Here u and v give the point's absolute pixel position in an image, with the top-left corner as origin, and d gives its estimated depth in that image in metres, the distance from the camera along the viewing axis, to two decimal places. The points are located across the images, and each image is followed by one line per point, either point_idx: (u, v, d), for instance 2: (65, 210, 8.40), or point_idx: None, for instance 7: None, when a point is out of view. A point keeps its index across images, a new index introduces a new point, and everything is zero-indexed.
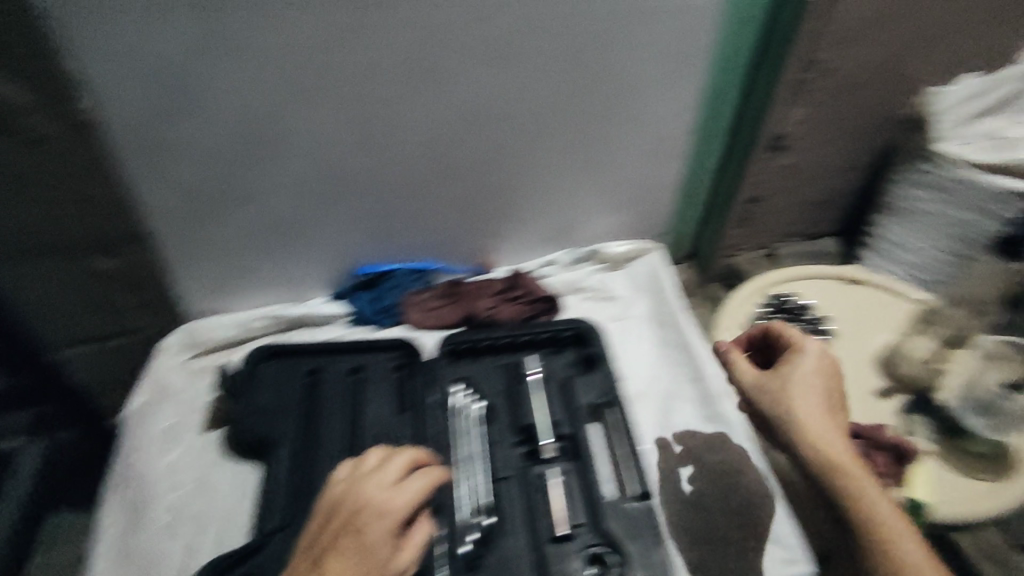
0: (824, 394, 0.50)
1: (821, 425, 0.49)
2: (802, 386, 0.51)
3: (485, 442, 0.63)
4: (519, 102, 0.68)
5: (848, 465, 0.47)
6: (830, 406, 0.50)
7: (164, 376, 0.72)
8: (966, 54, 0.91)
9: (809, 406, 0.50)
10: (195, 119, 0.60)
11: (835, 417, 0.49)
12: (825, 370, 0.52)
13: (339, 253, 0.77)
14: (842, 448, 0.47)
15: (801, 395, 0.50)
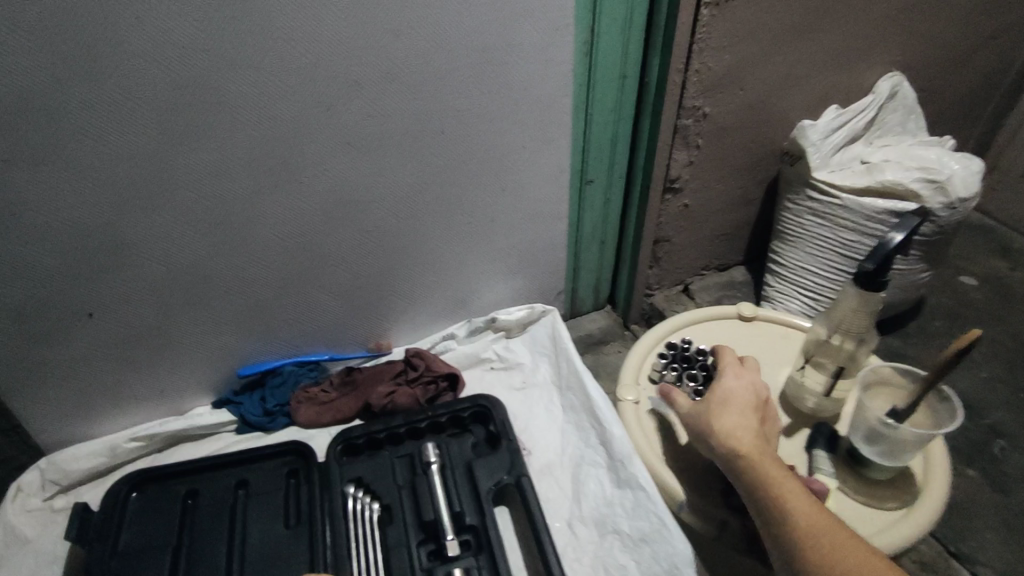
0: (743, 403, 0.57)
1: (741, 427, 0.54)
2: (726, 399, 0.57)
3: (382, 549, 0.58)
4: (388, 182, 0.67)
5: (769, 460, 0.52)
6: (755, 415, 0.56)
7: (16, 524, 0.63)
8: (808, 96, 1.01)
9: (731, 416, 0.55)
10: (22, 238, 0.55)
11: (753, 420, 0.55)
12: (750, 386, 0.59)
13: (218, 355, 0.72)
14: (758, 444, 0.53)
15: (727, 408, 0.56)
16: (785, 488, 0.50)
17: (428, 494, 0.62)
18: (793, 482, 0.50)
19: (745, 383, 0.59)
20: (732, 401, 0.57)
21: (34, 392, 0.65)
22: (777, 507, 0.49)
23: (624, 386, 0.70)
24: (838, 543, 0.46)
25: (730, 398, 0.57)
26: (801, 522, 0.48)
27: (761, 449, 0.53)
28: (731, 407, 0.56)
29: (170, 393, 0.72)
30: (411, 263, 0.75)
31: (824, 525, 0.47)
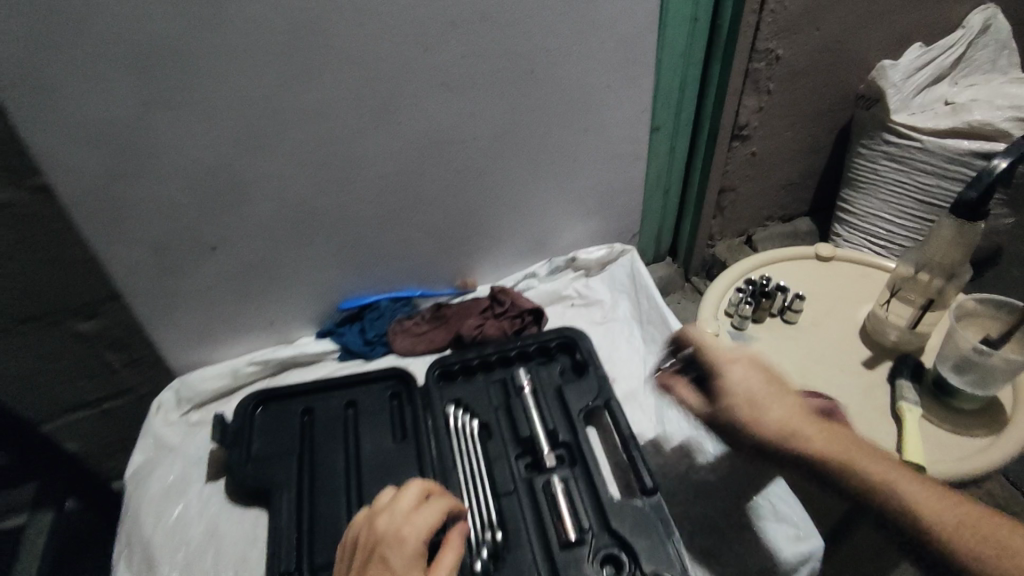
0: (765, 397, 0.47)
1: (789, 427, 0.45)
2: (748, 399, 0.47)
3: (484, 459, 0.64)
4: (475, 125, 0.70)
5: (851, 456, 0.44)
6: (781, 395, 0.47)
7: (160, 434, 0.71)
8: (890, 33, 0.98)
9: (775, 416, 0.46)
10: (154, 175, 0.60)
11: (791, 409, 0.46)
12: (757, 369, 0.49)
13: (320, 290, 0.77)
14: (823, 441, 0.44)
15: (760, 409, 0.46)
16: (900, 487, 0.42)
17: (523, 414, 0.67)
18: (899, 478, 0.42)
19: (749, 368, 0.49)
20: (756, 397, 0.47)
21: (164, 320, 0.72)
22: (895, 511, 0.42)
23: (704, 320, 0.76)
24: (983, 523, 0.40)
25: (752, 396, 0.47)
26: (937, 525, 0.41)
27: (830, 442, 0.44)
28: (767, 407, 0.46)
29: (279, 324, 0.79)
30: (496, 203, 0.79)
31: (949, 511, 0.41)
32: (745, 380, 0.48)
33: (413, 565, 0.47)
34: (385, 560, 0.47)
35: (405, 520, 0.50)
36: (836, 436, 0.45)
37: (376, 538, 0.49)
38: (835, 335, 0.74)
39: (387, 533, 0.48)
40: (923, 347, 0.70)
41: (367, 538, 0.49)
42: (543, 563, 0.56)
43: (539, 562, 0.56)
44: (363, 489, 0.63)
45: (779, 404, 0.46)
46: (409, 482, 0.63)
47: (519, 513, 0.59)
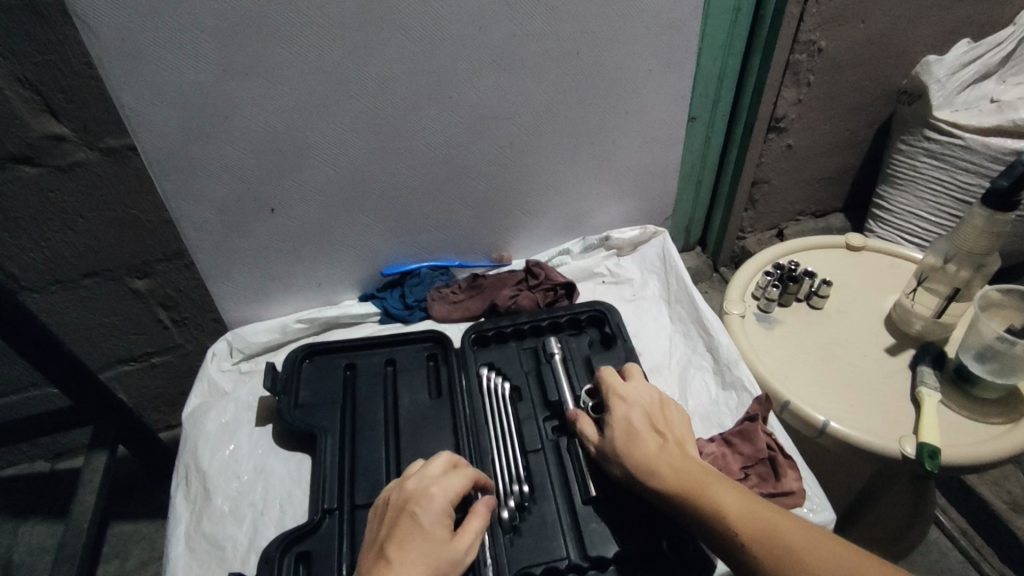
0: (638, 426, 0.57)
1: (646, 453, 0.54)
2: (622, 427, 0.57)
3: (515, 419, 0.68)
4: (522, 104, 0.73)
5: (694, 483, 0.51)
6: (652, 432, 0.56)
7: (216, 380, 0.76)
8: (937, 29, 0.98)
9: (640, 443, 0.55)
10: (222, 138, 0.65)
11: (658, 441, 0.56)
12: (640, 403, 0.59)
13: (366, 255, 0.82)
14: (678, 469, 0.52)
15: (630, 436, 0.56)
16: (729, 509, 0.48)
17: (552, 379, 0.70)
18: (731, 503, 0.49)
19: (633, 401, 0.59)
20: (631, 426, 0.57)
21: (222, 275, 0.77)
22: (724, 533, 0.48)
23: (731, 301, 0.80)
24: (805, 544, 0.45)
25: (626, 424, 0.57)
26: (756, 546, 0.46)
27: (679, 473, 0.52)
28: (639, 437, 0.55)
29: (326, 287, 0.84)
30: (535, 180, 0.82)
31: (774, 525, 0.47)
32: (624, 411, 0.58)
33: (441, 522, 0.51)
34: (414, 515, 0.51)
35: (433, 483, 0.53)
36: (686, 465, 0.53)
37: (405, 497, 0.53)
38: (859, 324, 0.76)
39: (418, 492, 0.52)
40: (947, 337, 0.72)
41: (398, 497, 0.53)
42: (566, 516, 0.60)
43: (562, 514, 0.60)
44: (400, 439, 0.67)
45: (649, 432, 0.56)
46: (443, 435, 0.67)
47: (546, 468, 0.63)
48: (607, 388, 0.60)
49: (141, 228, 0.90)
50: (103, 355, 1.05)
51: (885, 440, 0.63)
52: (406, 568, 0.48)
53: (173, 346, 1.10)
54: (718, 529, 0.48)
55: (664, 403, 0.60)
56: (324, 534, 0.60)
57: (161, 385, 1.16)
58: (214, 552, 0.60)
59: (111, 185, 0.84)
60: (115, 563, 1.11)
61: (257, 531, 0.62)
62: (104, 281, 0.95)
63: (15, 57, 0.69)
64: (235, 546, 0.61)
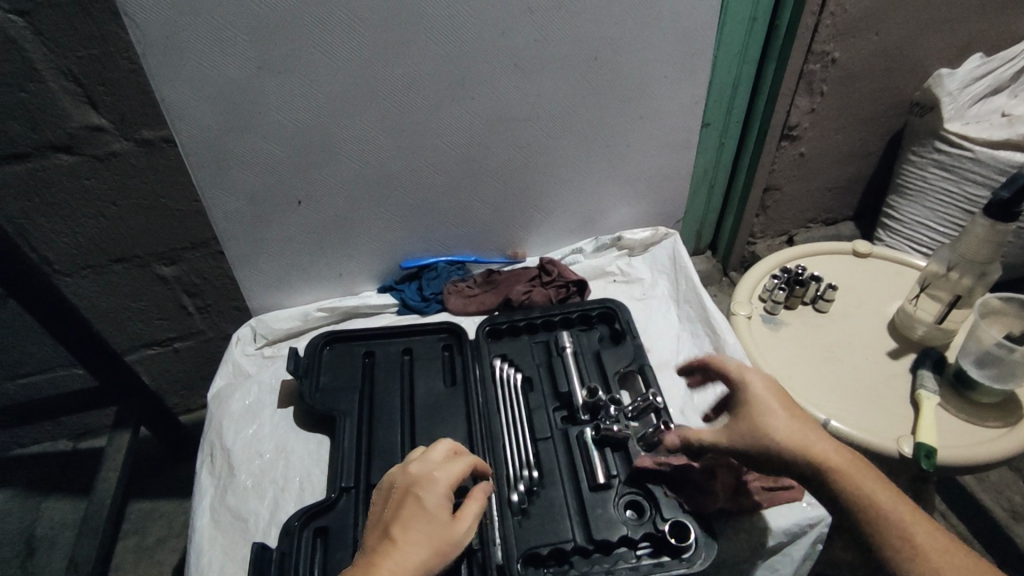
0: (770, 403, 0.53)
1: (788, 428, 0.51)
2: (754, 402, 0.54)
3: (526, 408, 0.70)
4: (541, 106, 0.76)
5: (844, 466, 0.48)
6: (793, 406, 0.53)
7: (241, 363, 0.80)
8: (949, 43, 1.00)
9: (777, 420, 0.52)
10: (256, 131, 0.68)
11: (798, 416, 0.52)
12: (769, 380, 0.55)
13: (386, 248, 0.85)
14: (824, 448, 0.50)
15: (766, 410, 0.53)
16: (889, 504, 0.45)
17: (563, 371, 0.73)
18: (884, 497, 0.46)
19: (764, 377, 0.55)
20: (765, 401, 0.53)
21: (249, 263, 0.81)
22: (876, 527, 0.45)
23: (738, 303, 0.82)
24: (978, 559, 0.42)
25: (759, 399, 0.54)
26: (922, 541, 0.43)
27: (833, 452, 0.49)
28: (775, 413, 0.52)
29: (346, 278, 0.87)
30: (551, 179, 0.85)
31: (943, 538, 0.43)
32: (755, 388, 0.55)
33: (443, 504, 0.53)
34: (418, 497, 0.53)
35: (435, 468, 0.55)
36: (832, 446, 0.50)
37: (409, 480, 0.55)
38: (863, 327, 0.78)
39: (421, 475, 0.54)
40: (948, 343, 0.74)
41: (401, 480, 0.55)
42: (573, 501, 0.62)
43: (569, 499, 0.63)
44: (415, 424, 0.70)
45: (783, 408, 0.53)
46: (457, 421, 0.70)
47: (555, 456, 0.66)
48: (735, 364, 0.56)
49: (171, 217, 0.93)
50: (127, 339, 1.09)
51: (884, 438, 0.65)
52: (410, 547, 0.49)
53: (195, 332, 1.14)
54: (872, 522, 0.45)
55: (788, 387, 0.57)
56: (341, 511, 0.62)
57: (182, 370, 1.20)
58: (237, 524, 0.63)
59: (143, 174, 0.87)
60: (133, 540, 1.15)
61: (278, 507, 0.65)
62: (132, 266, 0.99)
63: (60, 50, 0.73)
64: (256, 519, 0.64)
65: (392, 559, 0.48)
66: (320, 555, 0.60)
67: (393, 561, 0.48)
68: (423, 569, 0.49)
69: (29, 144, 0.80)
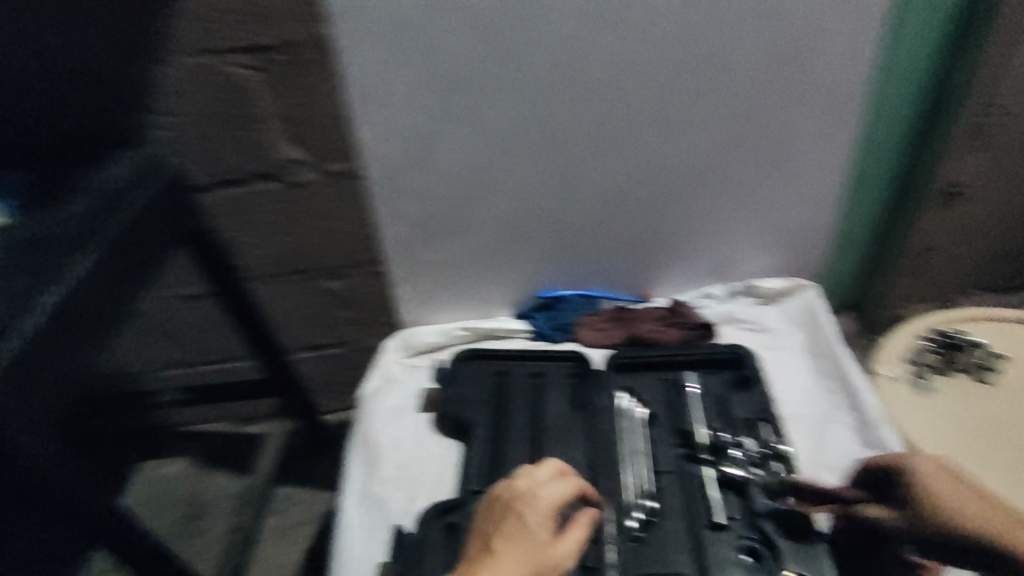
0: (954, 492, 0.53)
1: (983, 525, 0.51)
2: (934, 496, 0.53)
3: (648, 443, 0.73)
4: (681, 155, 0.81)
5: None
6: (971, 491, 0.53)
7: (388, 368, 0.89)
8: None
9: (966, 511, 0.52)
10: (430, 167, 0.80)
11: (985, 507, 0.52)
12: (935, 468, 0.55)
13: (525, 278, 0.93)
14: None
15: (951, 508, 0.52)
16: None
17: (686, 410, 0.75)
18: None
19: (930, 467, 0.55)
20: (946, 493, 0.53)
21: (405, 282, 0.92)
22: None
23: (882, 359, 0.79)
24: None
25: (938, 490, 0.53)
26: None
27: None
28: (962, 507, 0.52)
29: (486, 303, 0.95)
30: (688, 225, 0.88)
31: None
32: (925, 480, 0.54)
33: (545, 525, 0.55)
34: (522, 514, 0.55)
35: (540, 488, 0.58)
36: None
37: (514, 496, 0.57)
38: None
39: (526, 492, 0.57)
40: None
41: (507, 494, 0.58)
42: (686, 536, 0.65)
43: (682, 534, 0.65)
44: (541, 442, 0.75)
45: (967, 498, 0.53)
46: (578, 445, 0.74)
47: (673, 490, 0.68)
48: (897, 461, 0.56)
49: (342, 238, 1.09)
50: (292, 341, 1.27)
51: None
52: (510, 561, 0.52)
53: (346, 342, 1.29)
54: None
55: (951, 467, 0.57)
56: (467, 511, 0.68)
57: (331, 374, 1.36)
58: (379, 507, 0.72)
59: (327, 202, 1.04)
60: (275, 520, 1.30)
61: (413, 498, 0.73)
62: (307, 278, 1.15)
63: (285, 97, 0.91)
64: (395, 506, 0.72)
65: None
66: (448, 547, 0.66)
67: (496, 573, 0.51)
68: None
69: (248, 172, 1.00)
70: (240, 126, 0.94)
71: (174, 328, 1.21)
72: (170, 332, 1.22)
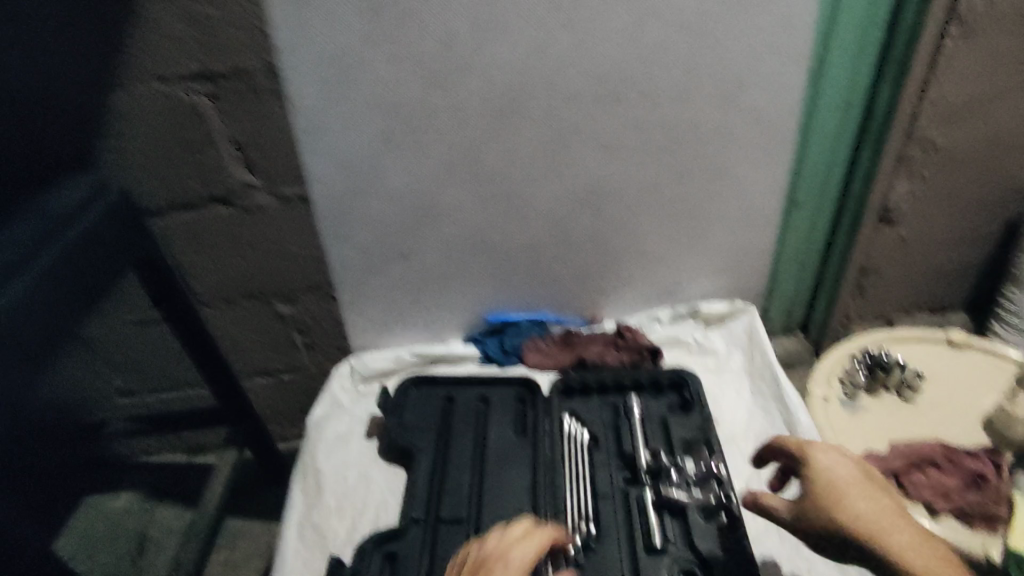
0: (843, 479, 0.55)
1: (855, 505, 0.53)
2: (830, 486, 0.55)
3: (589, 466, 0.74)
4: (622, 181, 0.83)
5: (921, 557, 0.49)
6: (871, 493, 0.54)
7: (335, 393, 0.88)
8: None
9: (861, 503, 0.53)
10: (374, 194, 0.81)
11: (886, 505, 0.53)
12: (853, 465, 0.56)
13: (475, 301, 0.93)
14: (908, 533, 0.51)
15: (841, 492, 0.54)
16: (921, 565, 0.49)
17: (629, 433, 0.76)
18: None
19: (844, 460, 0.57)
20: (838, 485, 0.55)
21: (353, 307, 0.92)
22: None
23: (819, 378, 0.83)
24: None
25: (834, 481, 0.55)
26: None
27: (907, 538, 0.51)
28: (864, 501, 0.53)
29: (436, 327, 0.95)
30: (633, 248, 0.90)
31: None
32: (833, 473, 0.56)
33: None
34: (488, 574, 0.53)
35: (509, 545, 0.56)
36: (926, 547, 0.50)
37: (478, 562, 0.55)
38: (952, 420, 0.78)
39: (493, 557, 0.54)
40: None
41: (474, 559, 0.56)
42: (627, 563, 0.66)
43: (623, 560, 0.66)
44: (484, 468, 0.75)
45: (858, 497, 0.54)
46: (522, 469, 0.75)
47: (613, 514, 0.69)
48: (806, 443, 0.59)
49: (294, 261, 1.08)
50: (245, 367, 1.25)
51: (968, 540, 0.63)
52: None
53: (300, 367, 1.27)
54: None
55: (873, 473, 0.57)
56: (410, 539, 0.68)
57: (284, 401, 1.34)
58: (319, 539, 0.71)
59: (277, 226, 1.03)
60: (225, 553, 1.26)
61: (356, 528, 0.72)
62: (259, 303, 1.14)
63: (234, 124, 0.91)
64: (337, 536, 0.72)
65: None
66: None
67: None
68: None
69: (196, 197, 0.99)
70: (189, 152, 0.93)
71: (120, 355, 1.18)
72: (117, 361, 1.19)
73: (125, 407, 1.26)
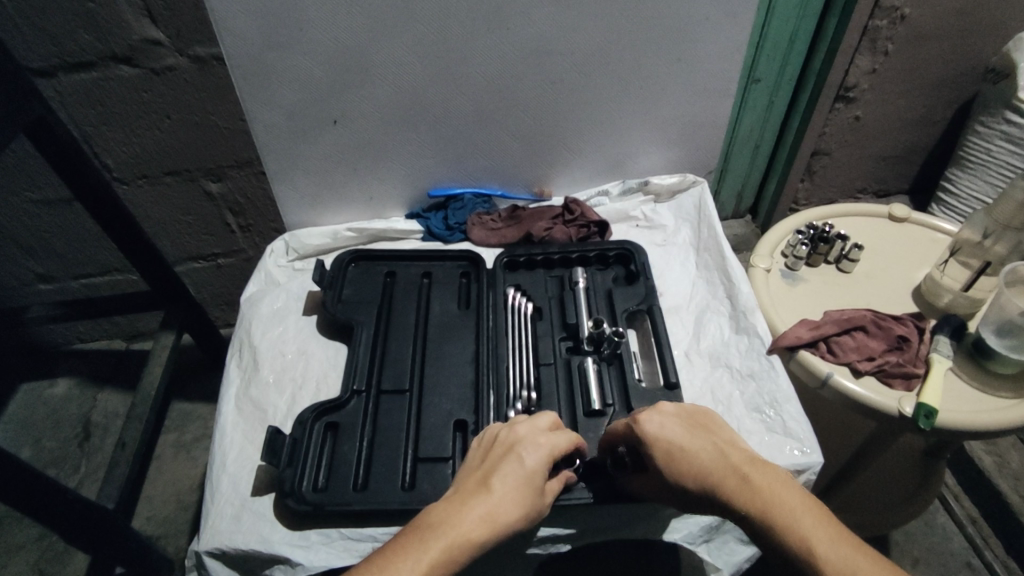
0: (672, 437, 0.53)
1: (688, 456, 0.51)
2: (665, 451, 0.52)
3: (529, 336, 0.73)
4: (575, 40, 0.75)
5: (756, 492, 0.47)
6: (699, 439, 0.52)
7: (272, 272, 0.85)
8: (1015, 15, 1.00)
9: (695, 456, 0.51)
10: (291, 49, 0.70)
11: (708, 444, 0.52)
12: (673, 417, 0.54)
13: (418, 173, 0.88)
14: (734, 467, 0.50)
15: (672, 456, 0.52)
16: (758, 489, 0.47)
17: (573, 303, 0.76)
18: (795, 513, 0.45)
19: (663, 416, 0.55)
20: (671, 445, 0.52)
21: (285, 180, 0.85)
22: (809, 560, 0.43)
23: (762, 253, 0.84)
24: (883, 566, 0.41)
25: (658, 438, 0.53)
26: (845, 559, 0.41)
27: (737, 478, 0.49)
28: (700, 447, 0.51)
29: (378, 201, 0.90)
30: (581, 116, 0.84)
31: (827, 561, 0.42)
32: (654, 428, 0.54)
33: (544, 470, 0.51)
34: (521, 455, 0.51)
35: (539, 433, 0.54)
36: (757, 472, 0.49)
37: (514, 440, 0.53)
38: (886, 289, 0.80)
39: (523, 437, 0.53)
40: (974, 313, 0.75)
41: (506, 436, 0.53)
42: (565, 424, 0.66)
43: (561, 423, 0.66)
44: (427, 342, 0.74)
45: (696, 445, 0.52)
46: (466, 341, 0.74)
47: (555, 379, 0.70)
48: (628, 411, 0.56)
49: (218, 134, 0.98)
50: (176, 251, 1.18)
51: (886, 397, 0.67)
52: (506, 499, 0.48)
53: (238, 250, 1.21)
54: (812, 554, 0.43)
55: (699, 414, 0.55)
56: (350, 410, 0.67)
57: (223, 286, 1.28)
58: (258, 413, 0.69)
59: (194, 91, 0.92)
60: (174, 435, 1.25)
61: (295, 399, 0.71)
62: (183, 180, 1.04)
63: None
64: (276, 407, 0.70)
65: (488, 505, 0.47)
66: (329, 446, 0.65)
67: (486, 508, 0.47)
68: (516, 525, 0.47)
69: (93, 53, 0.86)
70: None
71: (33, 238, 1.08)
72: (29, 244, 1.09)
73: (49, 293, 1.19)
